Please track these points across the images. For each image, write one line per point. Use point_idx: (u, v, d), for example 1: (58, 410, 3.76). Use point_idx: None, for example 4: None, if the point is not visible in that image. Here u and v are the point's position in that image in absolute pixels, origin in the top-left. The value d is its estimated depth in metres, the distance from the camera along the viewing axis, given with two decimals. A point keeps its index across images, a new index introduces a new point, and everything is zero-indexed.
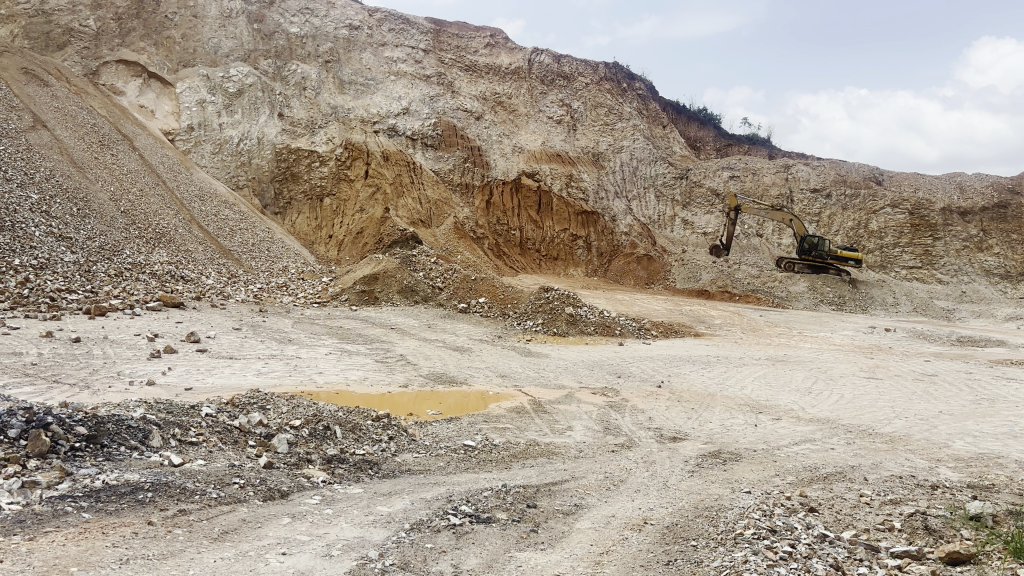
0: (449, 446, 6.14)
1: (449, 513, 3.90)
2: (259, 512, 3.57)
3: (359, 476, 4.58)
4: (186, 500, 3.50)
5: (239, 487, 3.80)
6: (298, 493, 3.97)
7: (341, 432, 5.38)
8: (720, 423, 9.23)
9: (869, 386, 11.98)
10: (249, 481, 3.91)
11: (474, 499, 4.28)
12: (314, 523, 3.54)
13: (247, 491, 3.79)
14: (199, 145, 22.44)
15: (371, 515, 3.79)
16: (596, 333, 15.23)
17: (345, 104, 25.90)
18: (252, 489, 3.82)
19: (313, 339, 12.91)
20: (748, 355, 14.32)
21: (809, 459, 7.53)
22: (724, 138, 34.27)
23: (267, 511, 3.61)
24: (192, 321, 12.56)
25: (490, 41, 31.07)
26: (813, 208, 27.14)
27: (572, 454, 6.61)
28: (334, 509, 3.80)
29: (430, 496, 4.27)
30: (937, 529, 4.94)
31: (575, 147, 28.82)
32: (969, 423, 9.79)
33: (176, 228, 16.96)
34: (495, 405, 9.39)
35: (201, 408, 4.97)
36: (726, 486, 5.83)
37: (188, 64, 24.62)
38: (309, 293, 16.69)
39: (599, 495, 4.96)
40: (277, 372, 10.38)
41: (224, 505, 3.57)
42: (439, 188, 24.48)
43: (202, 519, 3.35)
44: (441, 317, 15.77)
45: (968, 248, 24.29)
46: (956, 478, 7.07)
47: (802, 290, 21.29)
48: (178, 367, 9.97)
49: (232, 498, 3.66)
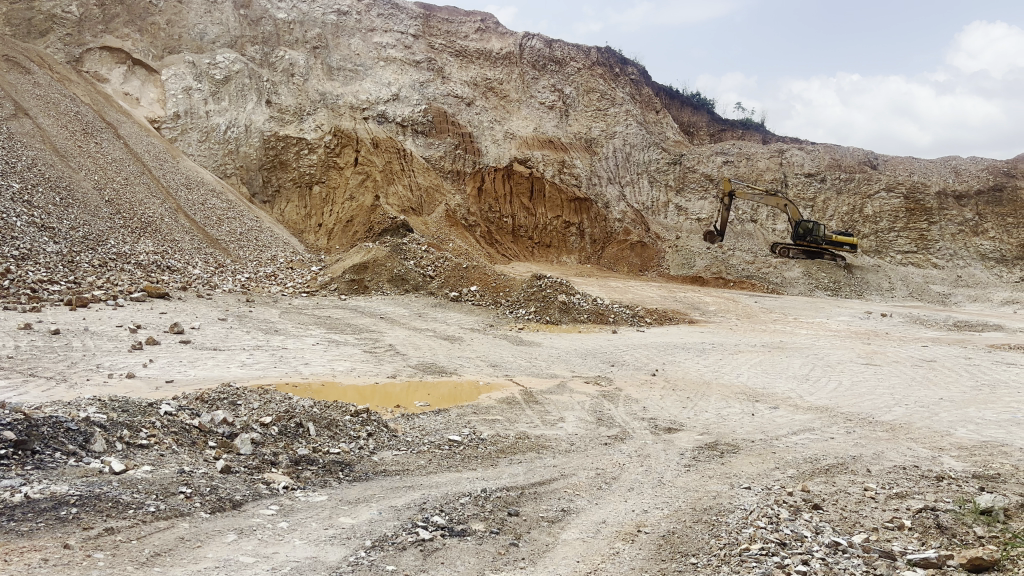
0: (432, 442, 5.81)
1: (418, 526, 3.55)
2: (202, 529, 3.23)
3: (327, 480, 4.24)
4: (117, 517, 3.15)
5: (185, 497, 3.46)
6: (253, 503, 3.62)
7: (315, 430, 5.07)
8: (716, 413, 8.89)
9: (868, 373, 11.67)
10: (198, 490, 3.55)
11: (449, 507, 3.92)
12: (264, 542, 3.19)
13: (193, 502, 3.45)
14: (185, 133, 22.01)
15: (331, 529, 3.45)
16: (590, 321, 14.92)
17: (333, 90, 25.44)
18: (199, 499, 3.48)
19: (301, 329, 12.55)
20: (744, 342, 14.00)
21: (809, 451, 7.22)
22: (718, 123, 33.99)
23: (213, 527, 3.26)
24: (176, 312, 12.19)
25: (481, 26, 30.58)
26: (807, 193, 26.86)
27: (563, 448, 6.30)
28: (290, 522, 3.46)
29: (401, 505, 3.92)
30: (949, 526, 4.63)
31: (568, 133, 28.42)
32: (971, 410, 9.51)
33: (162, 217, 16.54)
34: (486, 396, 9.07)
35: (160, 406, 4.64)
36: (723, 482, 5.51)
37: (173, 50, 24.08)
38: (297, 283, 16.34)
39: (589, 495, 4.64)
40: (263, 363, 10.05)
41: (162, 520, 3.22)
42: (430, 175, 24.06)
43: (131, 539, 3.00)
44: (432, 305, 15.43)
45: (963, 233, 24.07)
46: (960, 468, 6.77)
47: (797, 276, 21.00)
48: (160, 359, 9.61)
49: (173, 512, 3.31)
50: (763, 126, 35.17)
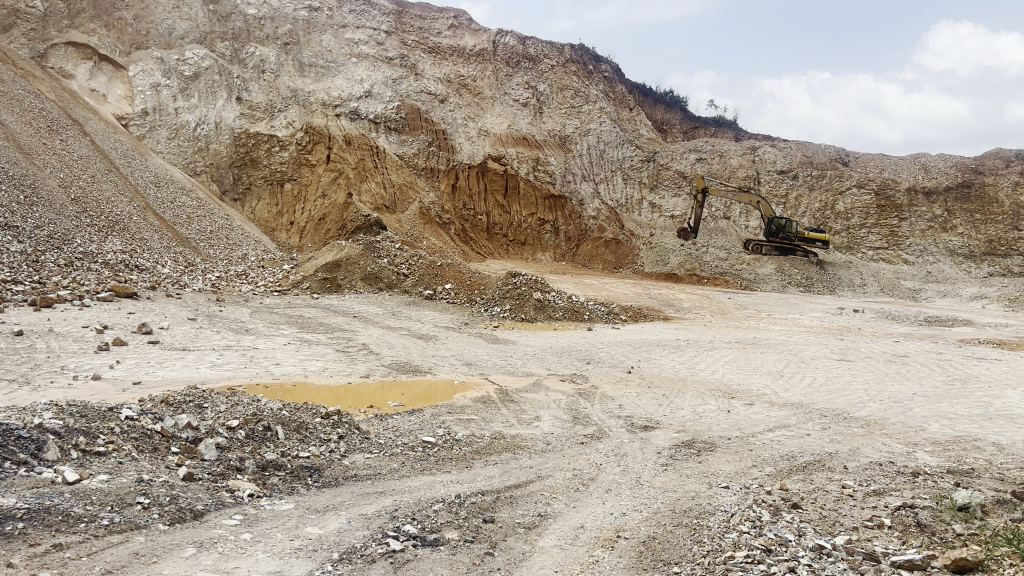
0: (406, 443, 5.69)
1: (388, 537, 3.42)
2: (159, 542, 3.08)
3: (295, 487, 4.10)
4: (66, 531, 2.99)
5: (142, 508, 3.31)
6: (215, 513, 3.47)
7: (283, 433, 4.96)
8: (692, 410, 8.83)
9: (841, 368, 11.68)
10: (156, 501, 3.40)
11: (421, 515, 3.79)
12: (225, 556, 3.05)
13: (151, 513, 3.29)
14: (154, 130, 21.64)
15: (296, 540, 3.31)
16: (565, 318, 14.86)
17: (305, 87, 25.12)
18: (158, 511, 3.32)
19: (272, 329, 12.33)
20: (719, 338, 13.99)
21: (785, 448, 7.17)
22: (691, 120, 34.10)
23: (171, 540, 3.12)
24: (144, 312, 11.92)
25: (454, 22, 30.37)
26: (780, 189, 27.01)
27: (539, 448, 6.19)
28: (253, 533, 3.32)
29: (371, 513, 3.79)
30: (928, 524, 4.59)
31: (542, 130, 28.32)
32: (944, 404, 9.54)
33: (130, 216, 16.20)
34: (461, 395, 8.95)
35: (120, 411, 4.47)
36: (701, 482, 5.44)
37: (141, 46, 23.63)
38: (269, 282, 16.08)
39: (567, 498, 4.53)
40: (233, 364, 9.84)
41: (115, 534, 3.06)
42: (404, 172, 23.83)
43: (81, 555, 2.85)
44: (406, 303, 15.26)
45: (933, 229, 24.33)
46: (935, 464, 6.76)
47: (770, 272, 21.06)
48: (127, 360, 9.38)
49: (128, 524, 3.16)
50: (735, 124, 35.35)
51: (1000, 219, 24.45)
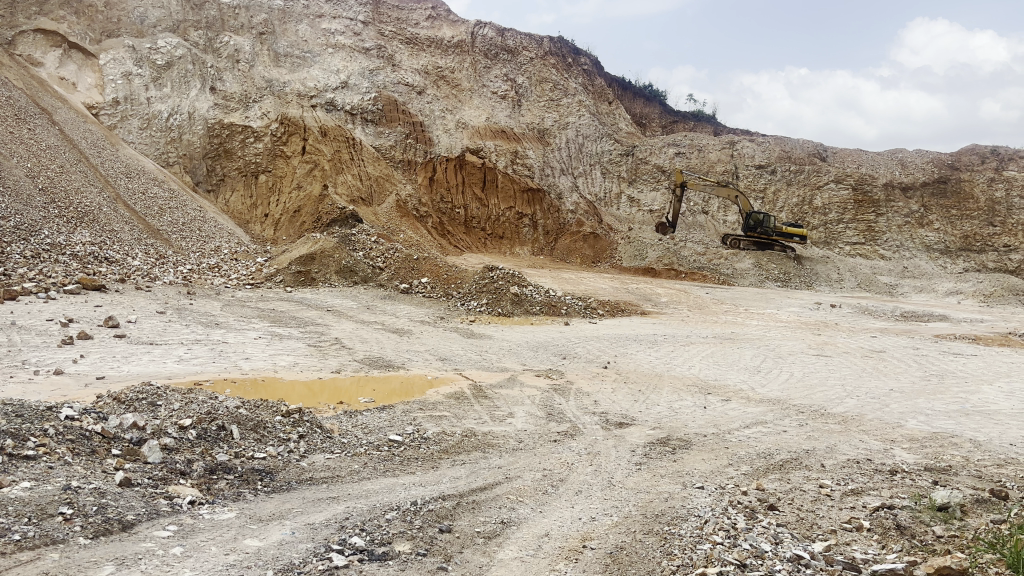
0: (371, 442, 5.46)
1: (332, 551, 3.20)
2: (75, 559, 2.83)
3: (242, 493, 3.87)
4: None
5: (63, 521, 3.07)
6: (147, 524, 3.24)
7: (238, 433, 4.77)
8: (669, 406, 8.67)
9: (818, 364, 11.58)
10: (81, 511, 3.16)
11: (372, 526, 3.58)
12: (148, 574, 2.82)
13: (72, 526, 3.05)
14: (125, 120, 21.22)
15: (231, 555, 3.08)
16: (542, 313, 14.64)
17: (280, 77, 24.70)
18: (81, 523, 3.08)
19: (243, 322, 12.03)
20: (696, 333, 13.83)
21: (761, 445, 7.02)
22: (669, 114, 34.00)
23: (89, 557, 2.87)
24: (112, 305, 11.58)
25: (432, 13, 30.02)
26: (758, 184, 26.99)
27: (510, 446, 5.98)
28: (185, 546, 3.09)
29: (318, 523, 3.56)
30: (908, 527, 4.47)
31: (521, 123, 28.06)
32: (921, 401, 9.45)
33: (100, 207, 15.75)
34: (434, 391, 8.72)
35: (59, 410, 4.22)
36: (676, 482, 5.26)
37: (112, 34, 23.18)
38: (242, 274, 15.76)
39: (534, 502, 4.34)
40: (201, 358, 9.54)
41: (26, 552, 2.82)
42: (381, 164, 23.47)
43: None
44: (381, 297, 14.98)
45: (909, 224, 24.42)
46: (912, 461, 6.64)
47: (747, 267, 20.99)
48: (92, 354, 9.05)
49: (44, 539, 2.92)
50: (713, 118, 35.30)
51: (975, 215, 24.54)
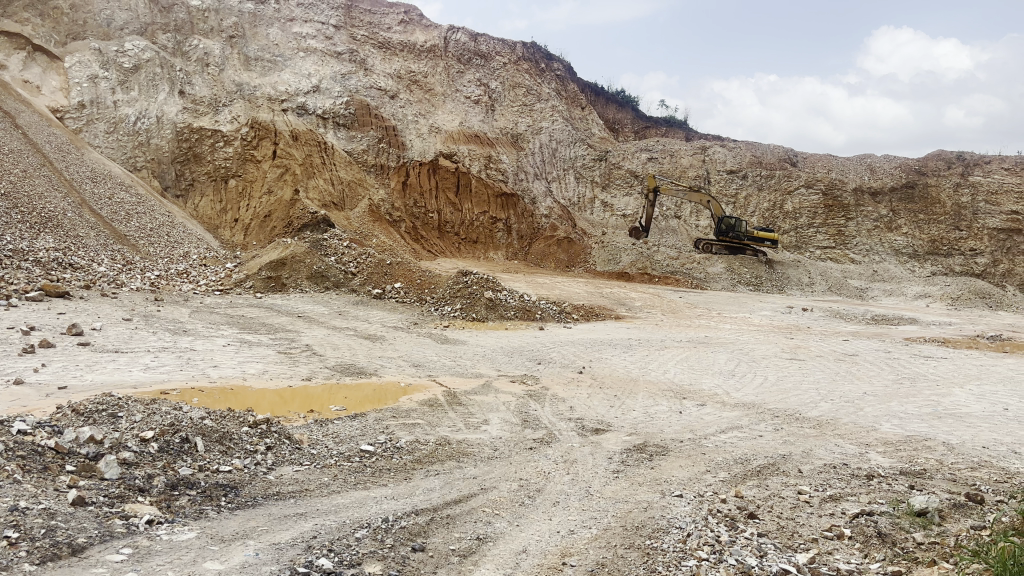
0: (342, 453, 5.31)
1: None
2: None
3: (204, 510, 3.71)
4: None
5: (9, 545, 2.89)
6: (99, 547, 3.06)
7: (203, 445, 4.61)
8: (644, 412, 8.59)
9: (792, 368, 11.59)
10: (27, 535, 2.98)
11: (340, 546, 3.43)
12: None
13: (18, 551, 2.87)
14: (91, 124, 20.82)
15: None
16: (517, 318, 14.53)
17: (251, 81, 24.38)
18: (27, 547, 2.91)
19: (211, 329, 11.79)
20: (670, 337, 13.81)
21: (738, 451, 6.94)
22: (642, 119, 34.11)
23: None
24: (77, 313, 11.28)
25: (405, 18, 29.82)
26: (729, 189, 27.11)
27: (486, 455, 5.86)
28: (141, 571, 2.93)
29: (284, 543, 3.41)
30: (889, 534, 4.40)
31: (494, 128, 27.96)
32: (894, 404, 9.47)
33: (65, 212, 15.39)
34: (406, 398, 8.56)
35: (11, 424, 4.05)
36: (654, 490, 5.16)
37: (78, 37, 22.75)
38: (211, 280, 15.48)
39: (511, 515, 4.22)
40: (168, 366, 9.30)
41: None
42: (353, 168, 23.24)
43: None
44: (353, 303, 14.78)
45: (878, 228, 24.69)
46: (887, 465, 6.60)
47: (720, 271, 21.06)
48: (54, 363, 8.77)
49: None
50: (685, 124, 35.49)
51: (943, 219, 24.81)
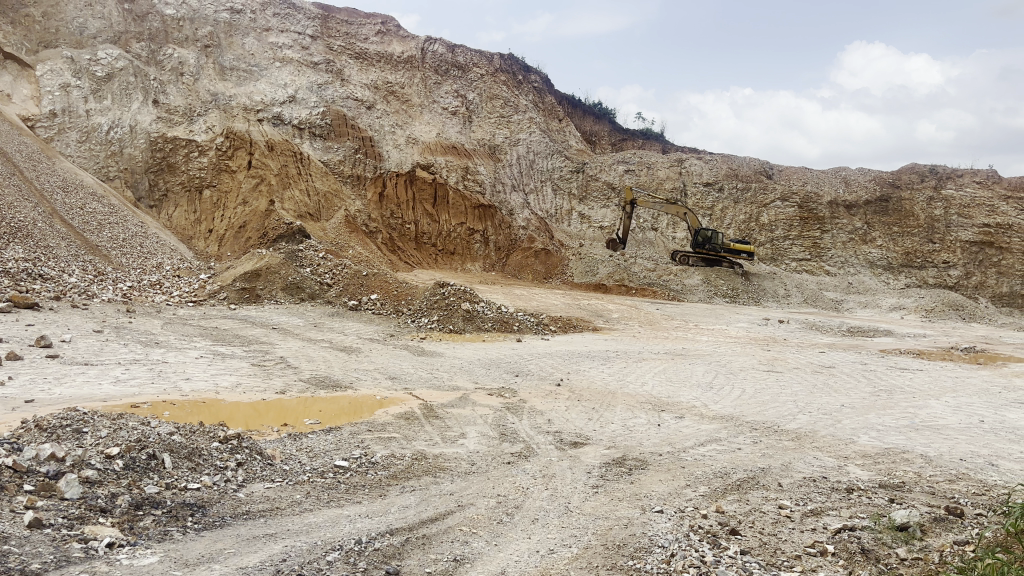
0: (315, 469, 5.16)
1: None
2: None
3: (169, 533, 3.56)
4: None
5: None
6: (54, 573, 2.91)
7: (171, 462, 4.46)
8: (623, 424, 8.51)
9: (770, 380, 11.58)
10: None
11: (311, 571, 3.31)
12: None
13: None
14: (63, 133, 20.50)
15: None
16: (494, 329, 14.46)
17: (226, 91, 24.17)
18: None
19: (184, 341, 11.58)
20: (647, 349, 13.77)
21: (717, 464, 6.88)
22: (619, 132, 34.22)
23: None
24: (45, 324, 11.03)
25: (382, 28, 29.72)
26: (706, 202, 27.21)
27: (463, 470, 5.74)
28: None
29: (252, 567, 3.28)
30: (872, 550, 4.34)
31: (471, 139, 27.90)
32: (871, 416, 9.46)
33: (35, 222, 15.08)
34: (382, 411, 8.41)
35: None
36: (634, 506, 5.07)
37: (49, 45, 22.45)
38: (184, 291, 15.24)
39: (489, 534, 4.11)
40: (139, 379, 9.10)
41: None
42: (329, 179, 23.06)
43: None
44: (329, 315, 14.60)
45: (853, 241, 24.92)
46: (867, 478, 6.57)
47: (697, 283, 21.11)
48: (21, 376, 8.54)
49: None
50: (662, 137, 35.67)
51: (916, 232, 25.07)
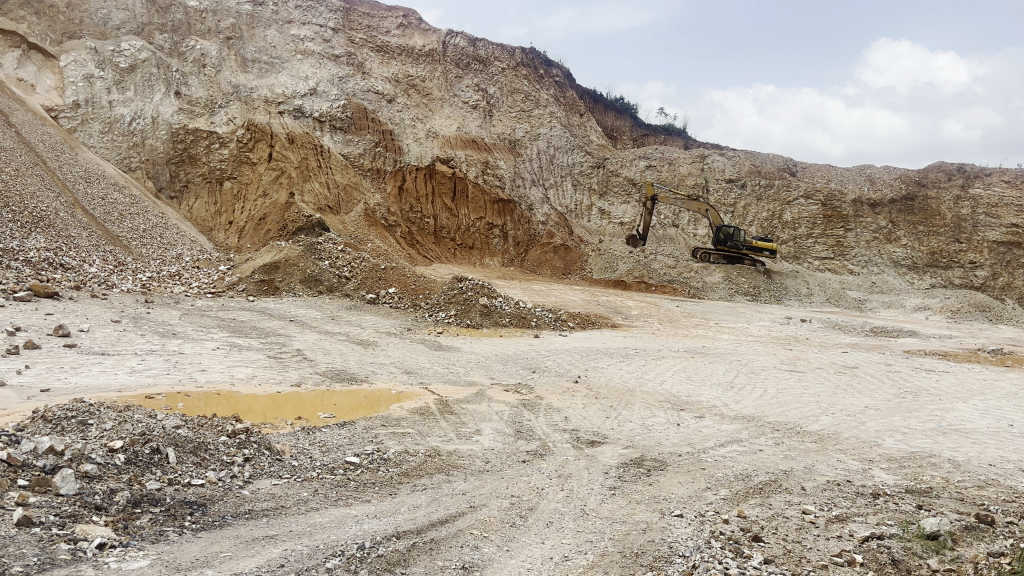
0: (325, 465, 5.02)
1: None
2: None
3: (165, 533, 3.43)
4: None
5: None
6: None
7: (175, 456, 4.35)
8: (642, 423, 8.32)
9: (792, 380, 11.32)
10: None
11: None
12: None
13: None
14: (86, 123, 20.52)
15: None
16: (511, 325, 14.31)
17: (247, 83, 24.10)
18: None
19: (201, 332, 11.49)
20: (666, 347, 13.55)
21: (739, 466, 6.67)
22: (640, 127, 33.92)
23: None
24: (65, 313, 10.98)
25: (403, 22, 29.51)
26: (728, 198, 26.84)
27: (477, 468, 5.59)
28: None
29: (246, 572, 3.14)
30: (903, 560, 4.13)
31: (491, 134, 27.73)
32: (896, 418, 9.19)
33: (57, 211, 15.10)
34: (396, 406, 8.26)
35: None
36: (653, 509, 4.88)
37: (73, 35, 22.47)
38: (203, 282, 15.20)
39: (501, 539, 3.95)
40: (155, 370, 8.99)
41: None
42: (349, 172, 22.97)
43: None
44: (346, 308, 14.50)
45: (877, 240, 24.53)
46: (893, 482, 6.36)
47: (718, 280, 20.83)
48: (38, 365, 8.47)
49: None
50: (684, 133, 35.31)
51: (941, 232, 24.61)
